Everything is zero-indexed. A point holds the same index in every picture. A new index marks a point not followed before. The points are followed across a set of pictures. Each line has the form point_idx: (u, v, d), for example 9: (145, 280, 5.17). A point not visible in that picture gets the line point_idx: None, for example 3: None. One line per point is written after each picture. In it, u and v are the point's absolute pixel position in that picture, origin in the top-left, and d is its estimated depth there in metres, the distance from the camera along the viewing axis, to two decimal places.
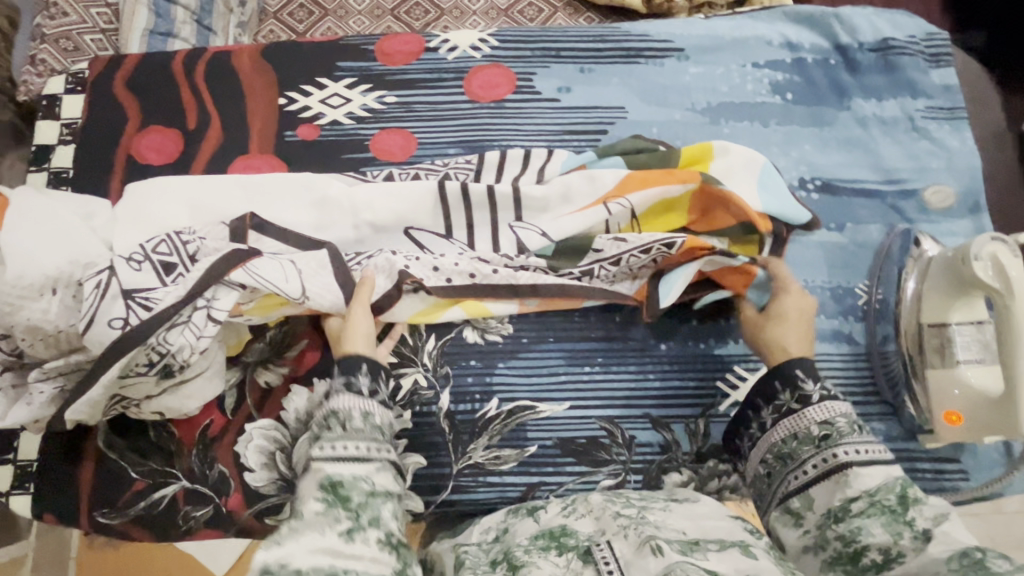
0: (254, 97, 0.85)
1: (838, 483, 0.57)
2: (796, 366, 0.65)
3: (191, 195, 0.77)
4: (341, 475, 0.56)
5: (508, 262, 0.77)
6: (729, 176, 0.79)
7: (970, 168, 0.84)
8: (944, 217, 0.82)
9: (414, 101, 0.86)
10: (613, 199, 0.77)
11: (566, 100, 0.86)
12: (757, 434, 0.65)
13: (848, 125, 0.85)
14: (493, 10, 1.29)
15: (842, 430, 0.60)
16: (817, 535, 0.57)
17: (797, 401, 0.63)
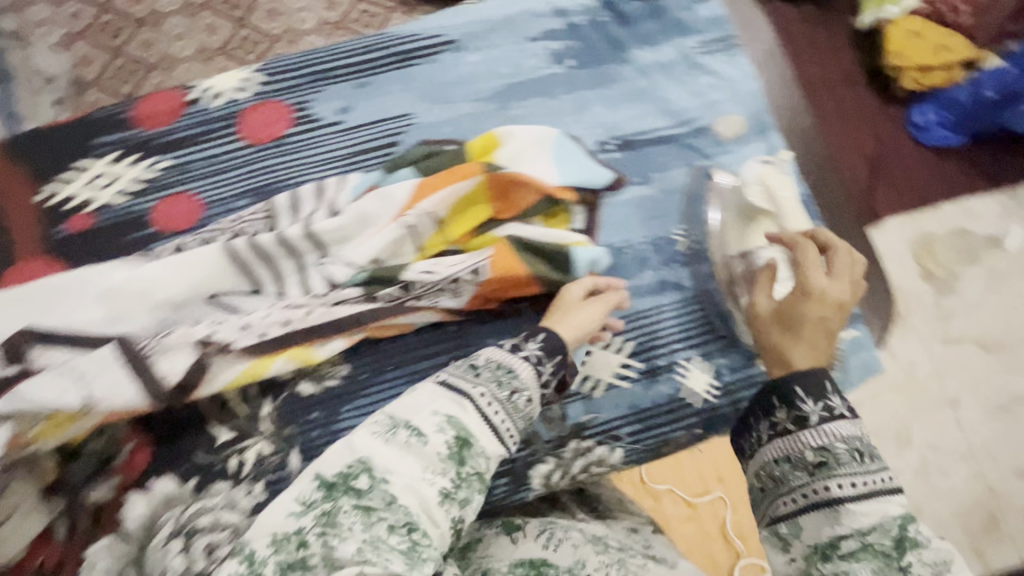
0: (10, 199, 0.77)
1: (831, 519, 0.46)
2: (819, 375, 0.53)
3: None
4: (473, 433, 0.54)
5: (322, 299, 0.75)
6: (521, 159, 0.77)
7: (750, 92, 0.86)
8: (739, 145, 0.85)
9: (190, 160, 0.81)
10: (407, 213, 0.74)
11: (349, 120, 0.83)
12: (751, 448, 0.55)
13: (632, 77, 0.86)
14: (326, 24, 1.18)
15: (840, 457, 0.48)
16: (805, 565, 0.46)
17: (793, 422, 0.52)
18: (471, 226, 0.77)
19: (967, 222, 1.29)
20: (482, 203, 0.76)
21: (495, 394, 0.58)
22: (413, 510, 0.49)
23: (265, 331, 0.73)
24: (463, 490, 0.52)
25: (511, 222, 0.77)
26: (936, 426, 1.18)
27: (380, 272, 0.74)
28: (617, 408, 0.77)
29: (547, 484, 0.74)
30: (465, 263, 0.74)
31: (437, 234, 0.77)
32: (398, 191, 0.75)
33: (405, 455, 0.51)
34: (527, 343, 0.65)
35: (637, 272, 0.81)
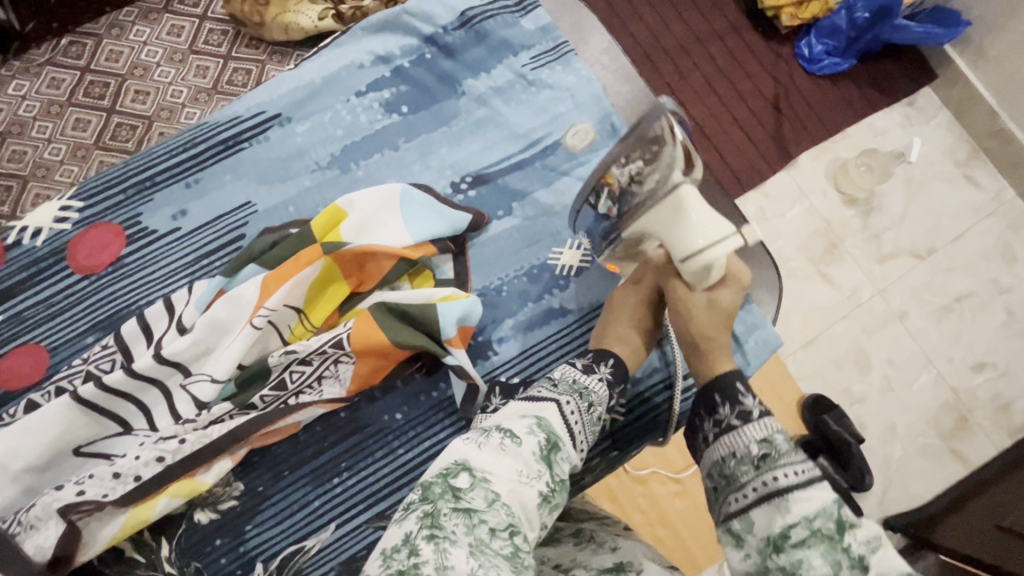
0: None
1: (778, 510, 0.50)
2: (735, 382, 0.62)
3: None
4: (555, 431, 0.54)
5: (194, 425, 0.70)
6: (369, 227, 0.75)
7: (593, 95, 0.84)
8: (593, 152, 0.83)
9: (24, 308, 0.75)
10: (258, 313, 0.70)
11: (186, 224, 0.78)
12: (704, 446, 0.61)
13: (471, 109, 0.83)
14: (201, 92, 1.10)
15: (780, 449, 0.53)
16: (758, 560, 0.50)
17: (737, 417, 0.58)
18: (333, 306, 0.73)
19: (876, 141, 1.27)
20: (337, 281, 0.73)
21: (580, 404, 0.60)
22: (513, 511, 0.45)
23: (137, 474, 0.68)
24: (557, 491, 0.50)
25: (374, 294, 0.74)
26: (889, 343, 1.19)
27: (248, 376, 0.72)
28: None
29: None
30: (334, 349, 0.71)
31: (300, 323, 0.73)
32: (246, 291, 0.71)
33: (501, 458, 0.48)
34: (600, 366, 0.67)
35: (519, 307, 0.78)
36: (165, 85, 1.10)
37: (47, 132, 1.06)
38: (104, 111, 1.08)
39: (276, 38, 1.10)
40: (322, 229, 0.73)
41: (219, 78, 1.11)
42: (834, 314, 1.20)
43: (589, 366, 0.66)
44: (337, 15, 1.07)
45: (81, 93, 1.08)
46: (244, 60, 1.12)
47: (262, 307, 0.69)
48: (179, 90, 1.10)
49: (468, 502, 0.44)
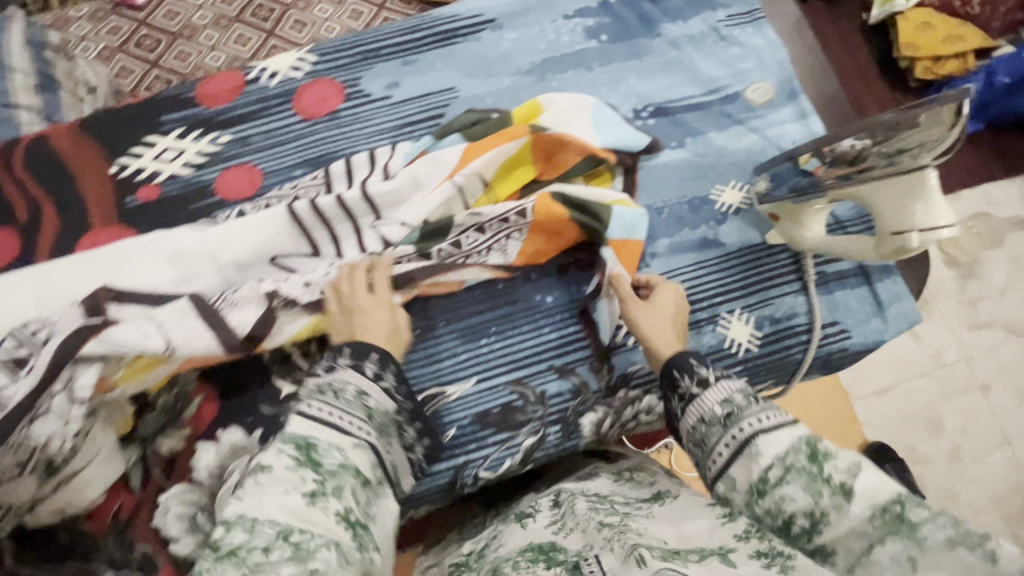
0: (86, 175, 0.83)
1: (750, 457, 0.55)
2: (689, 355, 0.65)
3: (33, 285, 0.74)
4: (318, 437, 0.56)
5: (377, 258, 0.77)
6: (565, 122, 0.82)
7: (779, 59, 0.90)
8: (769, 110, 0.88)
9: (249, 134, 0.85)
10: (459, 173, 0.79)
11: (397, 95, 0.88)
12: (676, 425, 0.64)
13: (663, 50, 0.90)
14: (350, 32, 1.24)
15: (743, 406, 0.58)
16: (748, 511, 0.54)
17: (698, 385, 0.62)
18: (517, 186, 0.81)
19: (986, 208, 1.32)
20: (525, 163, 0.81)
21: (332, 400, 0.59)
22: (294, 518, 0.50)
23: (324, 287, 0.76)
24: (331, 482, 0.54)
25: (554, 182, 0.81)
26: (962, 412, 1.33)
27: (429, 228, 0.78)
28: None
29: (596, 430, 0.78)
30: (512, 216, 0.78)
31: (484, 194, 0.81)
32: (450, 153, 0.80)
33: (264, 490, 0.51)
34: (341, 360, 0.64)
35: (676, 230, 0.84)
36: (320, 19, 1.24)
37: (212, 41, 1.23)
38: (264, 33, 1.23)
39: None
40: (522, 114, 0.81)
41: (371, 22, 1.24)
42: (915, 368, 1.34)
43: (359, 368, 0.63)
44: None
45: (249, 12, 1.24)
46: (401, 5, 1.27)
47: (464, 167, 0.78)
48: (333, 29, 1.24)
49: (231, 542, 0.48)
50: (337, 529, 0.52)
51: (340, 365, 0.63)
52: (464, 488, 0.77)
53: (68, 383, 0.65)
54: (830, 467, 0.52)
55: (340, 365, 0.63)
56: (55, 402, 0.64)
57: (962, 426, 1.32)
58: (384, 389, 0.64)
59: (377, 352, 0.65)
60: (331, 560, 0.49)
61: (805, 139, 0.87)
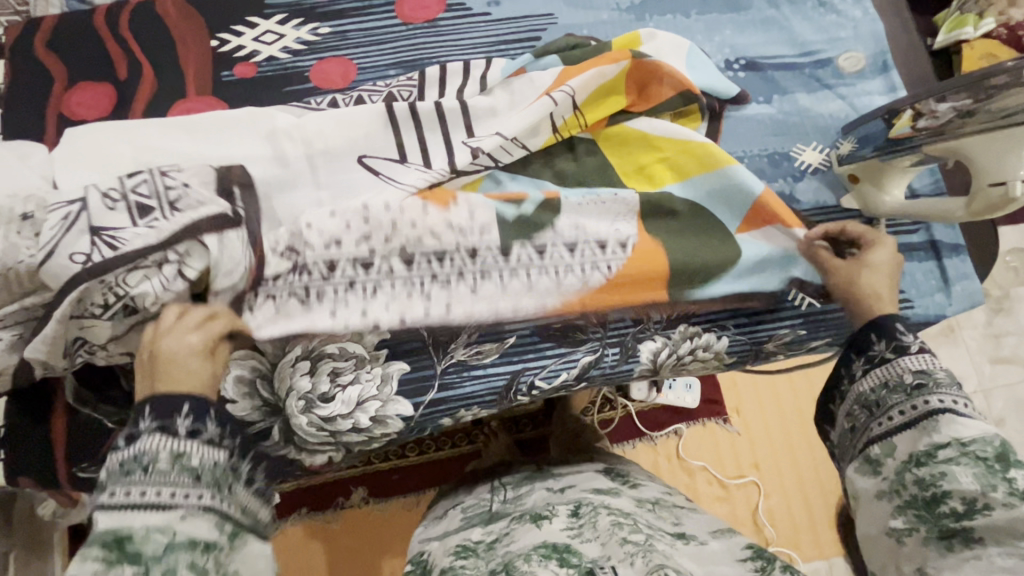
0: (187, 44, 0.84)
1: (924, 430, 0.63)
2: (893, 322, 0.71)
3: (134, 137, 0.75)
4: (131, 527, 0.53)
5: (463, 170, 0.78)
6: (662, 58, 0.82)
7: (875, 33, 0.90)
8: (860, 79, 0.89)
9: (349, 29, 0.87)
10: (557, 89, 0.78)
11: (496, 13, 0.89)
12: (848, 385, 0.72)
13: (761, 8, 0.91)
14: None
15: (936, 380, 0.66)
16: (895, 480, 0.64)
17: (892, 351, 0.69)
18: (608, 113, 0.81)
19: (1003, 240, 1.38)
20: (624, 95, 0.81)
21: (142, 479, 0.54)
22: None
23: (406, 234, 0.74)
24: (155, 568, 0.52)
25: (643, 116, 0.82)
26: None
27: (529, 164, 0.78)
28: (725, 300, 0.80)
29: (652, 358, 0.80)
30: (610, 234, 0.77)
31: (575, 115, 0.80)
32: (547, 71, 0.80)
33: None
34: (160, 425, 0.57)
35: None
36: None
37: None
38: None
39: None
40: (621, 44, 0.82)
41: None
42: None
43: (167, 427, 0.57)
44: None
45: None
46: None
47: (562, 84, 0.78)
48: None
49: None
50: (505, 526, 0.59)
51: (146, 432, 0.56)
52: (517, 396, 0.79)
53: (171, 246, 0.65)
54: (1015, 474, 0.57)
55: (143, 432, 0.56)
56: (155, 262, 0.65)
57: None
58: (206, 441, 0.58)
59: (190, 403, 0.59)
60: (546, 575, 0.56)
61: None
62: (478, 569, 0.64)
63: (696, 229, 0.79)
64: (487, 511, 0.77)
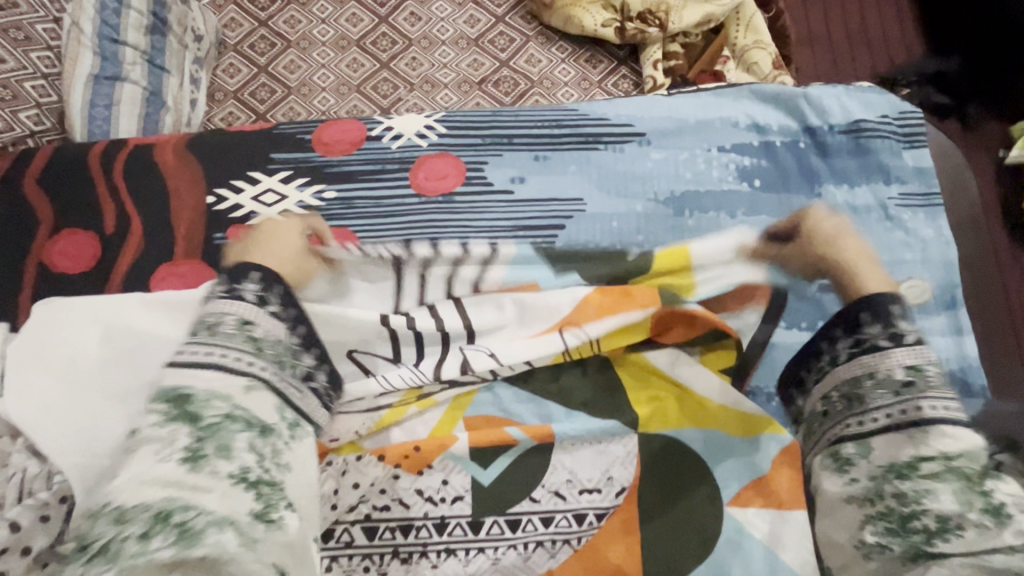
0: (181, 197, 0.78)
1: (910, 439, 0.62)
2: (888, 306, 0.72)
3: (100, 323, 0.68)
4: (194, 392, 0.60)
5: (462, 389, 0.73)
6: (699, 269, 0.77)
7: (947, 260, 0.79)
8: (922, 315, 0.77)
9: (356, 196, 0.79)
10: (571, 327, 0.73)
11: (519, 191, 0.80)
12: (827, 367, 0.71)
13: (819, 214, 0.81)
14: (463, 39, 1.41)
15: (926, 381, 0.65)
16: (868, 489, 0.63)
17: (886, 338, 0.68)
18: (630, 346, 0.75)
19: None
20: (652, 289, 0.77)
21: (232, 463, 0.57)
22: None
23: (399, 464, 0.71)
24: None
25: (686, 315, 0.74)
26: None
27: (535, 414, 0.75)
28: None
29: None
30: (602, 481, 0.72)
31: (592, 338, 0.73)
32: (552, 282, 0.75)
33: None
34: (241, 284, 0.69)
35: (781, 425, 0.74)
36: (439, 64, 1.38)
37: (325, 59, 1.36)
38: (378, 63, 1.37)
39: (550, 22, 1.41)
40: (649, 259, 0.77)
41: (489, 75, 1.39)
42: None
43: (263, 298, 0.68)
44: (619, 29, 1.36)
45: (369, 40, 1.39)
46: (512, 28, 1.42)
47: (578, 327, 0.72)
48: (447, 53, 1.39)
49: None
50: (233, 492, 0.56)
51: (221, 296, 0.68)
52: None
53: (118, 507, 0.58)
54: (995, 489, 0.58)
55: (240, 294, 0.68)
56: None
57: None
58: (271, 312, 0.68)
59: (253, 271, 0.71)
60: (223, 543, 0.52)
61: (955, 360, 0.76)
62: None
63: (696, 496, 0.71)
64: None
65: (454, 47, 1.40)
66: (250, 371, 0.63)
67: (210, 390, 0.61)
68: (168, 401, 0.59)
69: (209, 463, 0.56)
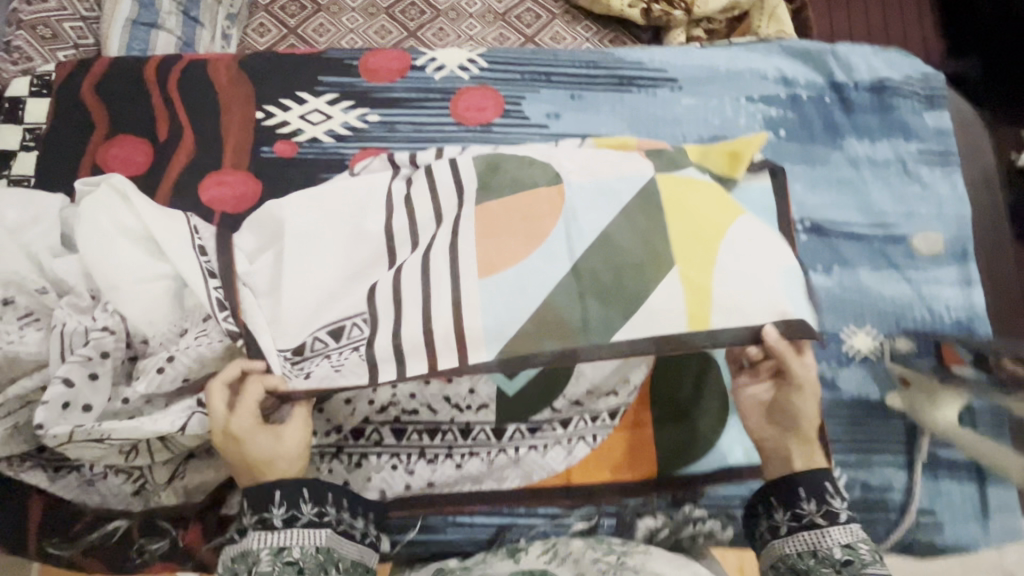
0: (231, 112, 0.82)
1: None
2: (826, 481, 0.63)
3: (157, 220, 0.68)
4: None
5: None
6: (738, 250, 0.61)
7: (960, 214, 0.83)
8: (932, 264, 0.81)
9: (398, 120, 0.83)
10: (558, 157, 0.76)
11: (555, 127, 0.84)
12: (768, 535, 0.63)
13: (840, 165, 0.84)
14: (490, 13, 1.44)
15: (864, 560, 0.59)
16: None
17: (824, 516, 0.61)
18: None
19: None
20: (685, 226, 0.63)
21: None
22: None
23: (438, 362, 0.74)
24: None
25: (722, 313, 0.60)
26: None
27: None
28: (737, 487, 0.74)
29: (648, 536, 0.73)
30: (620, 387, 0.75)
31: None
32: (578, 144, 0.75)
33: None
34: (273, 508, 0.58)
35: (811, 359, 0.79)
36: (466, 36, 1.42)
37: (353, 24, 1.39)
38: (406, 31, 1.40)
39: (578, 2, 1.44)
40: (669, 197, 0.64)
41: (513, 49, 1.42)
42: None
43: (291, 518, 0.58)
44: (644, 10, 1.39)
45: (398, 8, 1.42)
46: (539, 5, 1.46)
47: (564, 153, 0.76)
48: (473, 24, 1.43)
49: None
50: None
51: (251, 528, 0.58)
52: None
53: (169, 362, 0.63)
54: None
55: (272, 515, 0.58)
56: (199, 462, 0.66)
57: None
58: (305, 525, 0.59)
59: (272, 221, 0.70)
60: None
61: (961, 308, 0.80)
62: None
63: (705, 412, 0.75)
64: None
65: (481, 21, 1.43)
66: None
67: (269, 549, 0.57)
68: (262, 557, 0.57)
69: None
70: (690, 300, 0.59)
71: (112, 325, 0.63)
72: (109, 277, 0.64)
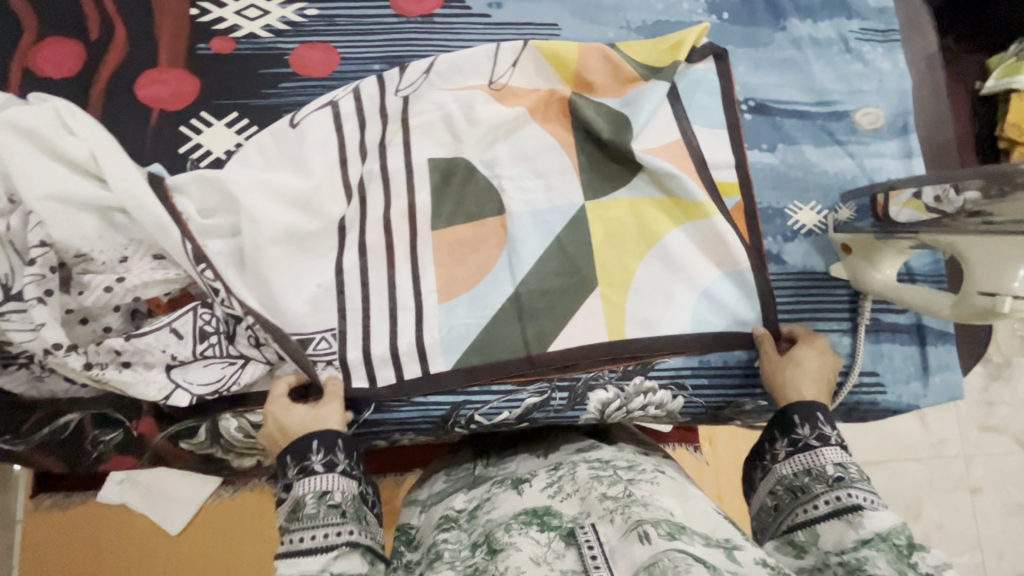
0: (165, 10, 0.80)
1: (849, 525, 0.56)
2: (818, 407, 0.66)
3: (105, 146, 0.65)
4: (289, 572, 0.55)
5: (430, 141, 0.75)
6: (659, 265, 0.74)
7: (901, 89, 0.84)
8: (875, 138, 0.82)
9: (337, 15, 0.82)
10: (499, 75, 0.77)
11: (497, 16, 0.83)
12: (769, 464, 0.66)
13: (783, 46, 0.84)
14: None
15: (854, 475, 0.61)
16: (818, 564, 0.57)
17: (817, 439, 0.64)
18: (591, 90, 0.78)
19: None
20: (616, 251, 0.74)
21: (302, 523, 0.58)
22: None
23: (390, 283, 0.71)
24: None
25: (637, 303, 0.73)
26: (943, 507, 1.45)
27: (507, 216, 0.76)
28: (688, 357, 0.76)
29: (601, 409, 0.74)
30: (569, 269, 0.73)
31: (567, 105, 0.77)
32: (524, 108, 0.76)
33: None
34: (313, 458, 0.61)
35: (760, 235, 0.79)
36: None
37: None
38: None
39: None
40: (600, 216, 0.75)
41: None
42: (907, 454, 1.47)
43: (330, 463, 0.62)
44: None
45: None
46: None
47: (504, 75, 0.77)
48: None
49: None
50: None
51: (305, 473, 0.61)
52: (454, 427, 0.74)
53: (119, 281, 0.64)
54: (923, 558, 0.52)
55: (314, 467, 0.61)
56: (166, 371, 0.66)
57: (940, 519, 1.45)
58: (341, 473, 0.62)
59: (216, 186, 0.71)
60: None
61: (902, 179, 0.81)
62: (461, 540, 0.64)
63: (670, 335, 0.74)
64: (471, 474, 0.80)
65: None
66: (343, 538, 0.58)
67: (313, 492, 0.60)
68: (306, 499, 0.59)
69: (337, 543, 0.57)
70: (608, 316, 0.72)
71: (47, 238, 0.61)
72: (41, 187, 0.62)
